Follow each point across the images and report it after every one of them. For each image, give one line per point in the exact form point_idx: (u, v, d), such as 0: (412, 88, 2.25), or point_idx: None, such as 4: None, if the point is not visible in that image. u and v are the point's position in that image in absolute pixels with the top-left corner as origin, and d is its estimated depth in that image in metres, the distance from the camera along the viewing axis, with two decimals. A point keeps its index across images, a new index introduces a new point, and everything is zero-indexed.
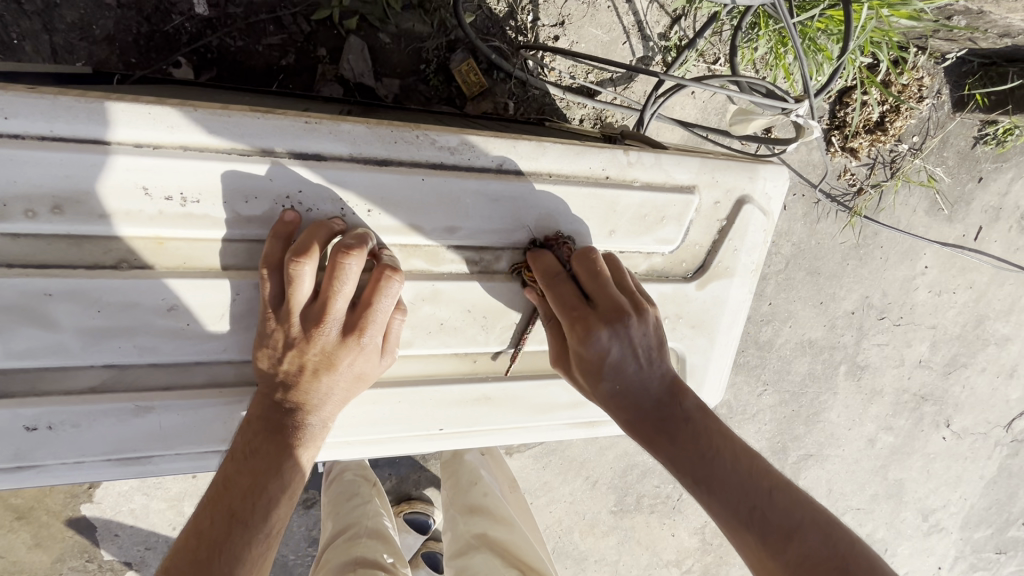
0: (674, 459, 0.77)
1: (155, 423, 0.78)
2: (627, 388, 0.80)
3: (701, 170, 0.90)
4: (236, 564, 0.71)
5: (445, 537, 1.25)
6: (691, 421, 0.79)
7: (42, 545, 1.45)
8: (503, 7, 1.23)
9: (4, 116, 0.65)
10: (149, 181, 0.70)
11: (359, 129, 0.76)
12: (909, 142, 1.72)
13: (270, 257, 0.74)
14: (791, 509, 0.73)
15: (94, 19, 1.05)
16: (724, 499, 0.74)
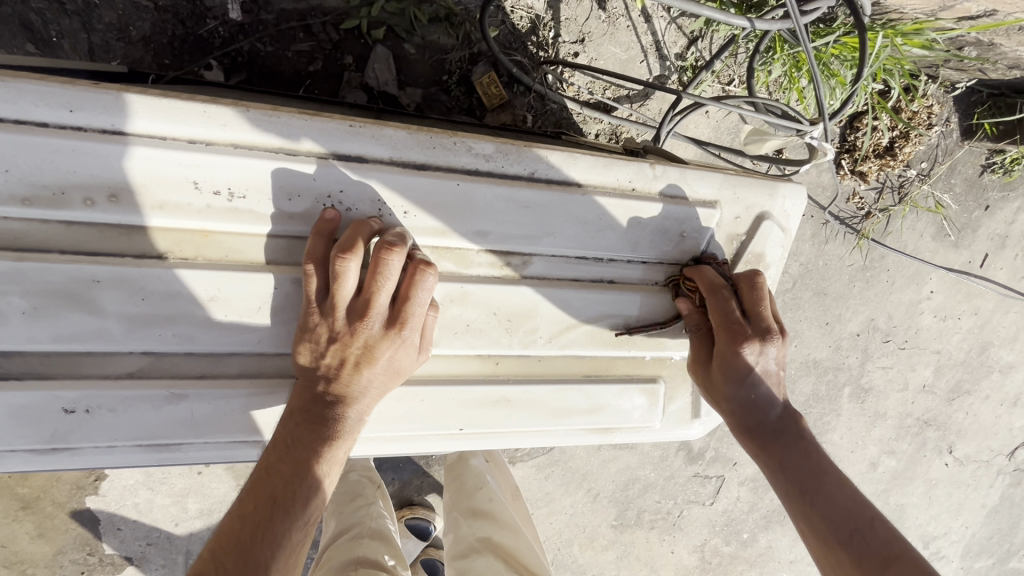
0: (783, 469, 0.88)
1: (187, 411, 0.79)
2: (760, 399, 0.90)
3: (722, 186, 0.92)
4: (276, 552, 0.73)
5: (448, 539, 1.25)
6: (804, 442, 0.89)
7: (45, 536, 1.46)
8: (526, 22, 1.26)
9: (70, 109, 0.68)
10: (200, 175, 0.73)
11: (400, 134, 0.79)
12: (917, 168, 1.74)
13: (313, 254, 0.76)
14: (888, 540, 0.82)
15: (131, 20, 1.09)
16: (824, 515, 0.84)
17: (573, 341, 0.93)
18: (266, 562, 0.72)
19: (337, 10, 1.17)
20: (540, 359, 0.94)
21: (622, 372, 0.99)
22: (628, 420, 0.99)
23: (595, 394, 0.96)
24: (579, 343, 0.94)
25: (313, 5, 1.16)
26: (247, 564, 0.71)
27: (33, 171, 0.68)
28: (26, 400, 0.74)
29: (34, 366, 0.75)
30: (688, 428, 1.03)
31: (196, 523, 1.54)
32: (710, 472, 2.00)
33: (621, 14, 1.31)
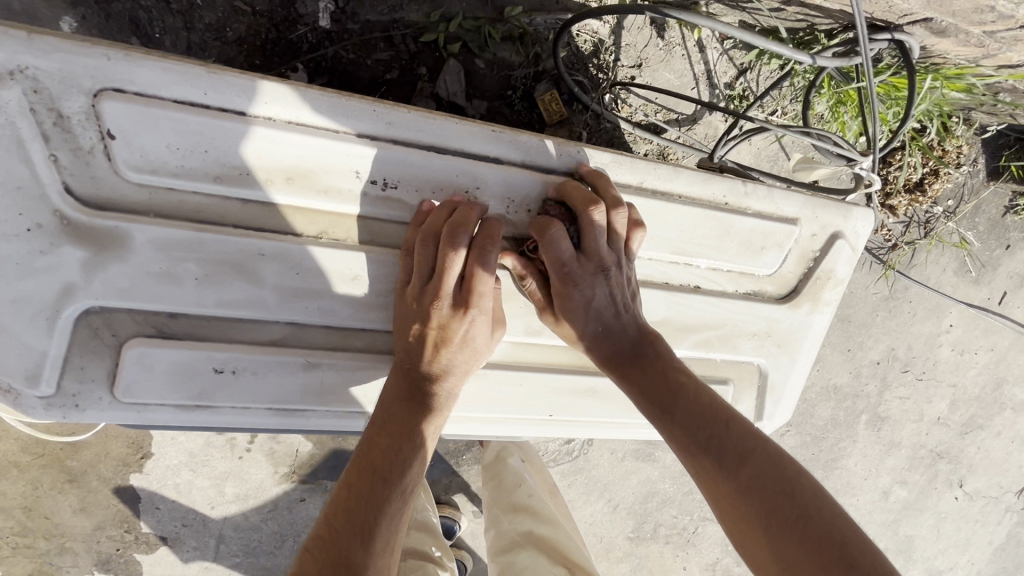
0: (641, 390, 0.88)
1: (320, 377, 0.88)
2: (611, 327, 0.89)
3: (804, 205, 0.98)
4: (380, 518, 0.80)
5: (491, 532, 1.33)
6: (659, 359, 0.89)
7: (86, 511, 1.49)
8: (589, 45, 1.33)
9: (264, 101, 0.79)
10: (363, 166, 0.84)
11: (533, 142, 0.91)
12: (944, 205, 1.81)
13: (409, 241, 0.86)
14: (745, 438, 0.84)
15: (228, 23, 1.15)
16: (684, 427, 0.85)
17: None
18: (372, 526, 0.79)
19: (418, 23, 1.23)
20: None
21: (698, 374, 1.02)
22: None
23: None
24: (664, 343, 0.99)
25: (396, 18, 1.22)
26: (358, 528, 0.78)
27: (225, 153, 0.79)
28: (183, 359, 0.82)
29: (191, 329, 0.84)
30: None
31: (231, 507, 1.58)
32: None
33: (678, 43, 1.38)
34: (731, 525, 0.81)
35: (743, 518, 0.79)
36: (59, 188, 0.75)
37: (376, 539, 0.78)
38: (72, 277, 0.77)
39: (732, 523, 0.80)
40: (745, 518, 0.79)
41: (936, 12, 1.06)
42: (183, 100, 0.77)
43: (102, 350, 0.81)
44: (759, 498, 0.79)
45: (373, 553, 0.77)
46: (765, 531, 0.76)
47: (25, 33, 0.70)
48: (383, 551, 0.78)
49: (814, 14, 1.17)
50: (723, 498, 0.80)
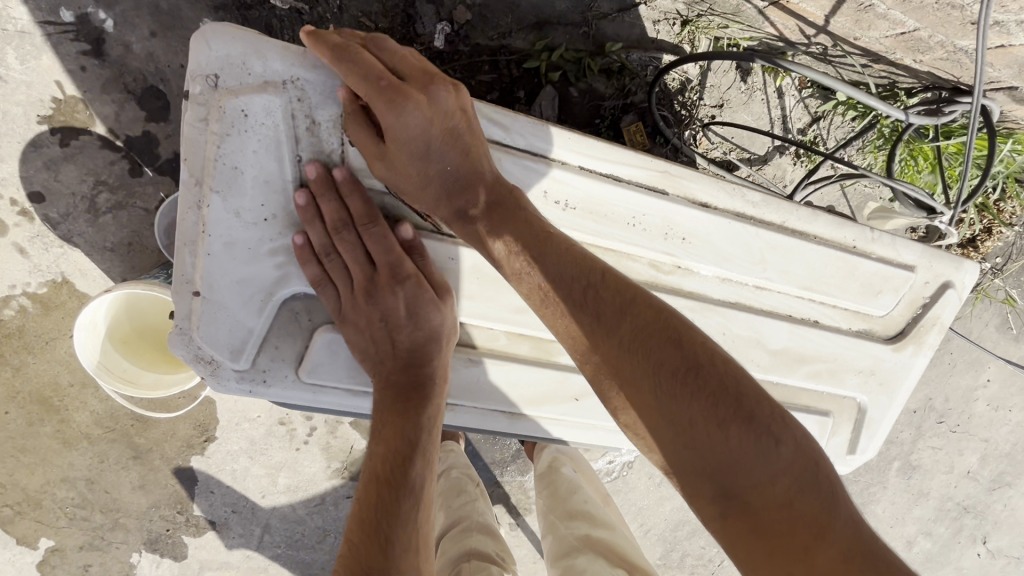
0: (502, 240, 0.79)
1: (478, 376, 0.91)
2: (449, 167, 0.79)
3: (922, 254, 1.03)
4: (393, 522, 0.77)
5: (545, 543, 1.33)
6: (522, 208, 0.79)
7: (145, 488, 1.51)
8: (677, 83, 1.40)
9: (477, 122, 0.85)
10: (551, 188, 0.88)
11: (707, 182, 0.94)
12: (991, 262, 1.86)
13: (330, 219, 0.78)
14: (619, 291, 0.75)
15: (350, 36, 1.22)
16: (555, 281, 0.76)
17: (776, 366, 1.01)
18: (389, 532, 0.76)
19: (523, 50, 1.30)
20: None
21: (804, 402, 1.05)
22: None
23: None
24: (781, 371, 1.02)
25: (503, 44, 1.30)
26: (378, 536, 0.76)
27: None
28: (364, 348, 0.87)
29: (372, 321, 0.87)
30: (841, 463, 1.10)
31: (280, 498, 1.59)
32: None
33: (759, 88, 1.45)
34: (614, 392, 0.74)
35: (625, 377, 0.72)
36: (298, 186, 0.80)
37: (393, 545, 0.75)
38: (291, 267, 0.82)
39: (611, 386, 0.74)
40: (630, 380, 0.72)
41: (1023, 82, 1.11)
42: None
43: (297, 332, 0.85)
44: (643, 353, 0.71)
45: (395, 557, 0.74)
46: (650, 388, 0.70)
47: (300, 48, 0.75)
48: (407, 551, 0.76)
49: (900, 73, 1.25)
50: (606, 361, 0.73)
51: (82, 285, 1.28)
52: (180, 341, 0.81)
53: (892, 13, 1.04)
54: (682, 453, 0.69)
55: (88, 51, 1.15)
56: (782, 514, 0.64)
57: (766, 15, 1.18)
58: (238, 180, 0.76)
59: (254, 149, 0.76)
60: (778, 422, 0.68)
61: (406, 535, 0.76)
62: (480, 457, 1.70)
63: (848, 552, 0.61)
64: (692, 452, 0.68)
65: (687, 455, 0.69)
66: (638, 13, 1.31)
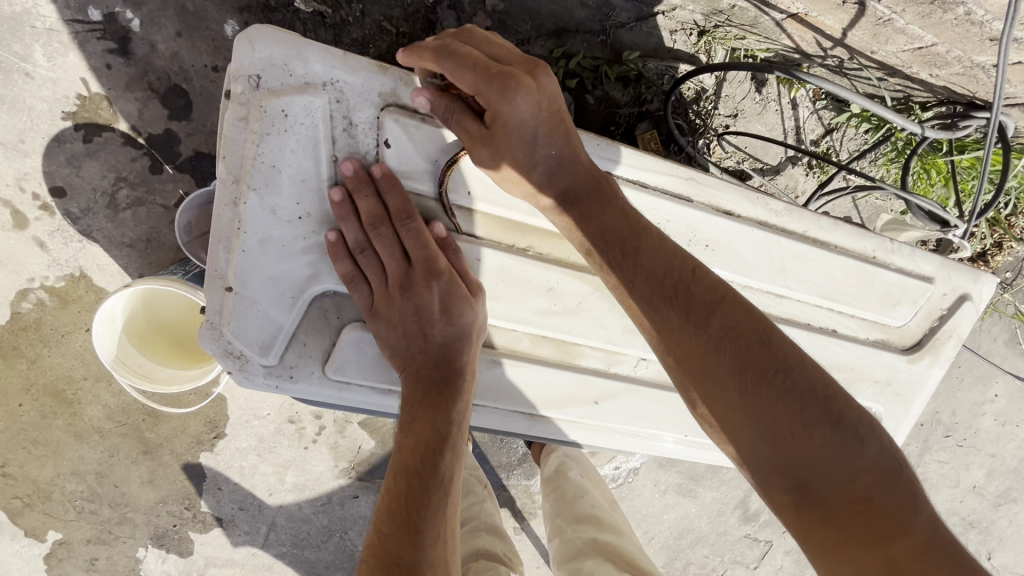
0: (597, 233, 0.83)
1: (500, 377, 0.90)
2: (556, 152, 0.81)
3: (940, 266, 1.03)
4: (424, 513, 0.75)
5: (553, 543, 1.35)
6: (618, 203, 0.83)
7: (153, 483, 1.52)
8: (692, 93, 1.41)
9: None
10: None
11: (733, 191, 0.95)
12: (1001, 276, 1.86)
13: (368, 215, 0.79)
14: (711, 289, 0.80)
15: (372, 39, 1.23)
16: (648, 277, 0.81)
17: None
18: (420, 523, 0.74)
19: (540, 57, 1.31)
20: None
21: None
22: None
23: None
24: None
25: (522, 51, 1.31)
26: (409, 527, 0.74)
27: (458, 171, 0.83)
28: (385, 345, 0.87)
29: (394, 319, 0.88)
30: None
31: (287, 496, 1.60)
32: (760, 535, 2.03)
33: (773, 99, 1.46)
34: (698, 381, 0.78)
35: (711, 372, 0.76)
36: (333, 184, 0.80)
37: (421, 535, 0.73)
38: (322, 265, 0.82)
39: (696, 375, 0.78)
40: (716, 373, 0.76)
41: None
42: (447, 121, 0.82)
43: (324, 329, 0.85)
44: (732, 351, 0.76)
45: (426, 550, 0.72)
46: (739, 386, 0.75)
47: (341, 52, 0.77)
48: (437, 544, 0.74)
49: (914, 87, 1.26)
50: (694, 351, 0.77)
51: (99, 280, 1.30)
52: (210, 336, 0.82)
53: (910, 28, 1.04)
54: (762, 447, 0.74)
55: (113, 49, 1.17)
56: (860, 508, 0.70)
57: (784, 28, 1.19)
58: (275, 178, 0.77)
59: (292, 148, 0.77)
60: (861, 425, 0.74)
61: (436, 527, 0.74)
62: (487, 460, 1.70)
63: (922, 542, 0.66)
64: (772, 446, 0.74)
65: (765, 449, 0.74)
66: (655, 23, 1.32)
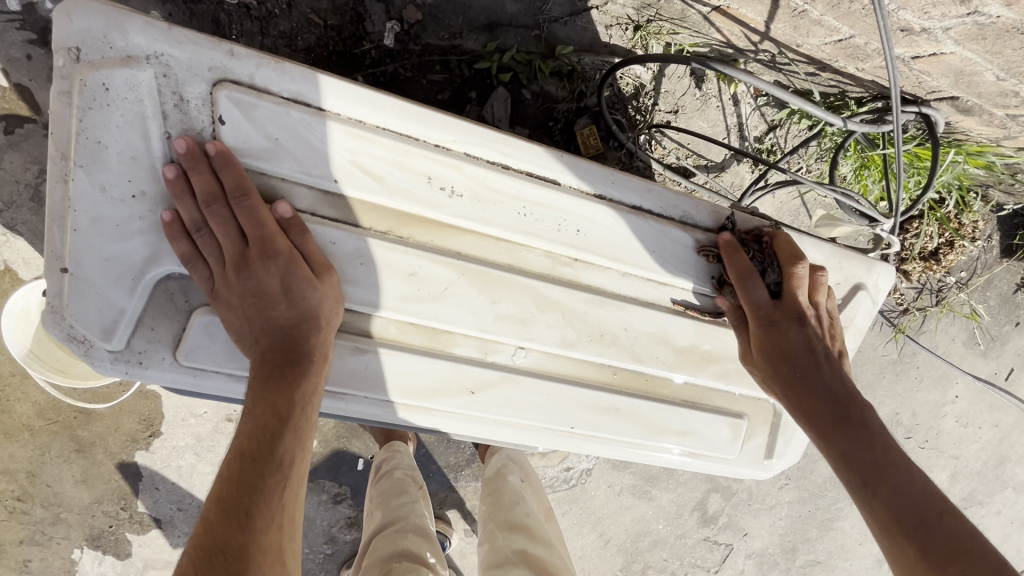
0: (841, 452, 0.83)
1: (365, 364, 0.85)
2: (811, 377, 0.88)
3: (831, 255, 1.02)
4: (255, 498, 0.70)
5: (482, 549, 1.33)
6: (869, 429, 0.83)
7: (87, 483, 1.48)
8: (631, 88, 1.41)
9: (356, 105, 0.79)
10: (437, 172, 0.82)
11: (593, 167, 0.90)
12: (957, 276, 1.83)
13: (201, 195, 0.74)
14: (959, 534, 0.72)
15: (299, 33, 1.23)
16: (889, 503, 0.77)
17: (682, 364, 0.97)
18: (250, 509, 0.69)
19: (474, 52, 1.31)
20: (651, 377, 0.98)
21: (715, 403, 1.01)
22: (712, 448, 1.02)
23: (691, 417, 0.99)
24: (692, 369, 0.98)
25: (454, 45, 1.30)
26: (238, 514, 0.69)
27: (302, 151, 0.77)
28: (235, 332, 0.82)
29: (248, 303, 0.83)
30: (760, 467, 1.06)
31: None
32: (720, 538, 2.00)
33: (713, 95, 1.45)
34: None
35: None
36: (168, 162, 0.75)
37: (255, 520, 0.69)
38: (161, 245, 0.77)
39: None
40: None
41: (963, 92, 1.10)
42: (289, 96, 0.77)
43: (173, 314, 0.80)
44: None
45: (256, 534, 0.68)
46: None
47: (166, 24, 0.72)
48: (268, 530, 0.69)
49: (846, 82, 1.24)
50: None
51: (24, 274, 1.27)
52: (52, 320, 0.77)
53: (826, 19, 1.04)
54: None
55: (33, 40, 1.15)
56: None
57: (711, 21, 1.18)
58: (103, 154, 0.73)
59: (118, 124, 0.72)
60: None
61: (270, 511, 0.70)
62: (433, 460, 1.67)
63: None
64: None
65: None
66: (590, 18, 1.31)
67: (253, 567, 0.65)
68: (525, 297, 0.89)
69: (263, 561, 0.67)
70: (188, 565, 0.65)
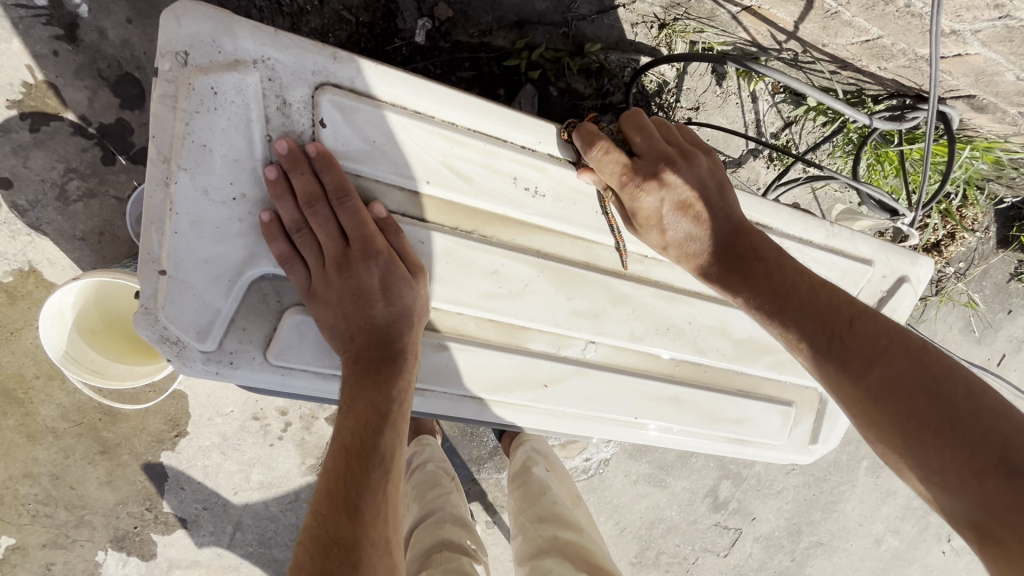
0: (750, 296, 0.85)
1: (449, 362, 0.87)
2: (696, 231, 0.87)
3: (877, 249, 1.07)
4: (361, 493, 0.73)
5: (517, 540, 1.35)
6: (763, 261, 0.85)
7: (112, 484, 1.47)
8: (654, 85, 1.43)
9: (449, 108, 0.80)
10: (522, 173, 0.85)
11: None
12: (956, 266, 1.90)
13: (301, 194, 0.74)
14: (873, 338, 0.77)
15: (331, 29, 1.22)
16: (803, 331, 0.81)
17: (739, 356, 1.01)
18: (357, 502, 0.72)
19: (503, 49, 1.31)
20: (708, 368, 1.01)
21: (767, 392, 1.05)
22: (763, 434, 1.06)
23: (744, 406, 1.03)
24: (748, 359, 1.01)
25: (484, 42, 1.30)
26: (346, 507, 0.71)
27: (394, 151, 0.78)
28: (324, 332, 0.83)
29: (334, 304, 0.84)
30: (804, 452, 1.10)
31: (253, 495, 1.56)
32: (730, 523, 2.05)
33: (734, 92, 1.48)
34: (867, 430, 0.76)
35: (876, 423, 0.74)
36: (268, 163, 0.75)
37: (362, 513, 0.71)
38: (259, 246, 0.78)
39: (863, 424, 0.76)
40: (879, 422, 0.74)
41: (981, 91, 1.15)
42: (385, 99, 0.78)
43: (265, 314, 0.81)
44: (893, 401, 0.73)
45: (366, 528, 0.70)
46: (904, 438, 0.71)
47: (272, 29, 0.73)
48: (376, 522, 0.72)
49: (866, 80, 1.29)
50: (854, 402, 0.76)
51: (49, 275, 1.25)
52: (145, 321, 0.78)
53: (856, 20, 1.08)
54: (933, 487, 0.70)
55: (60, 36, 1.13)
56: None
57: (739, 21, 1.21)
58: (207, 157, 0.73)
59: (223, 127, 0.72)
60: None
61: (377, 503, 0.72)
62: (457, 453, 1.69)
63: None
64: (948, 488, 0.68)
65: (944, 493, 0.69)
66: (616, 16, 1.33)
67: (368, 559, 0.68)
68: (594, 292, 0.91)
69: (374, 551, 0.69)
70: (307, 558, 0.67)
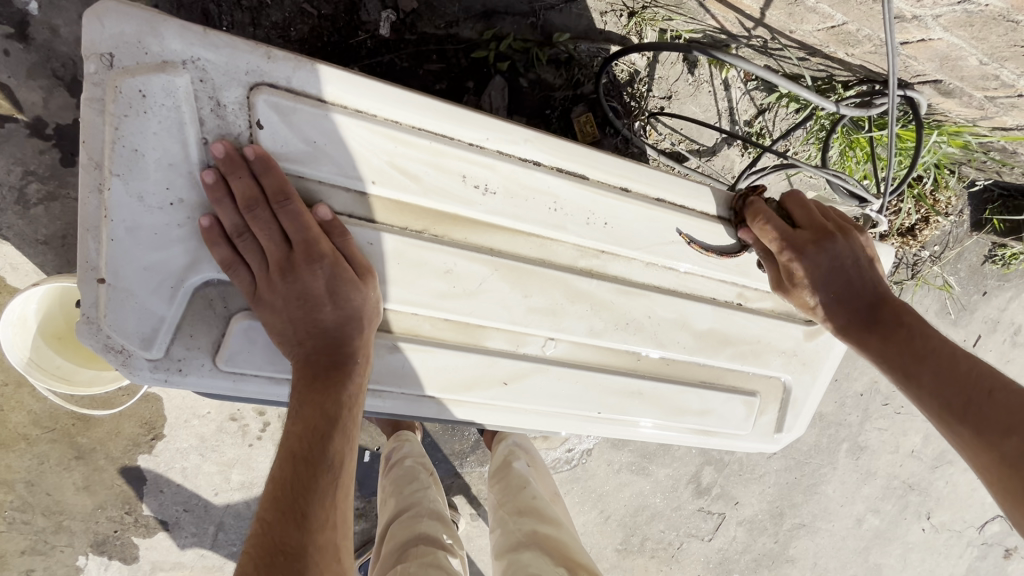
0: (883, 353, 0.90)
1: (402, 362, 0.87)
2: (840, 292, 0.93)
3: None
4: (307, 498, 0.73)
5: (494, 534, 1.36)
6: (904, 324, 0.90)
7: (89, 489, 1.46)
8: (625, 75, 1.42)
9: (390, 106, 0.79)
10: (470, 170, 0.83)
11: (615, 162, 0.92)
12: (931, 250, 1.92)
13: (240, 199, 0.73)
14: (1014, 408, 0.76)
15: (293, 23, 1.20)
16: (933, 391, 0.83)
17: (700, 349, 1.01)
18: (303, 508, 0.72)
19: (471, 40, 1.30)
20: (670, 361, 1.02)
21: (730, 383, 1.06)
22: (728, 425, 1.07)
23: (708, 398, 1.04)
24: (709, 352, 1.02)
25: (451, 33, 1.28)
26: (292, 513, 0.72)
27: (336, 151, 0.77)
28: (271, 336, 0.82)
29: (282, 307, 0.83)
30: (769, 441, 1.12)
31: (234, 495, 1.55)
32: (714, 508, 2.08)
33: (706, 80, 1.47)
34: (1002, 500, 0.75)
35: (1010, 494, 0.73)
36: (205, 167, 0.74)
37: (309, 520, 0.72)
38: (200, 251, 0.77)
39: (996, 493, 0.76)
40: (1014, 493, 0.73)
41: (947, 76, 1.15)
42: (325, 99, 0.76)
43: (212, 320, 0.80)
44: None
45: (313, 534, 0.71)
46: None
47: (201, 27, 0.71)
48: (324, 527, 0.73)
49: (834, 66, 1.28)
50: (986, 468, 0.76)
51: (12, 281, 1.23)
52: (88, 331, 0.78)
53: (820, 7, 1.07)
54: None
55: (10, 34, 1.10)
56: None
57: (706, 8, 1.20)
58: (139, 163, 0.72)
59: (155, 131, 0.71)
60: None
61: (325, 509, 0.73)
62: (439, 449, 1.70)
63: None
64: None
65: None
66: (585, 4, 1.31)
67: (313, 564, 0.68)
68: (555, 289, 0.91)
69: (320, 558, 0.69)
70: (252, 564, 0.68)
